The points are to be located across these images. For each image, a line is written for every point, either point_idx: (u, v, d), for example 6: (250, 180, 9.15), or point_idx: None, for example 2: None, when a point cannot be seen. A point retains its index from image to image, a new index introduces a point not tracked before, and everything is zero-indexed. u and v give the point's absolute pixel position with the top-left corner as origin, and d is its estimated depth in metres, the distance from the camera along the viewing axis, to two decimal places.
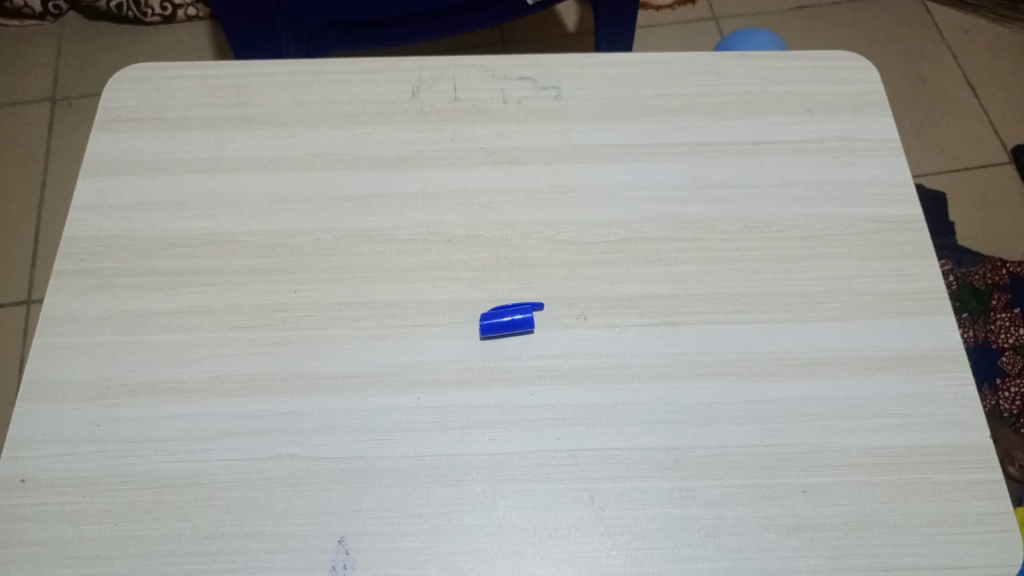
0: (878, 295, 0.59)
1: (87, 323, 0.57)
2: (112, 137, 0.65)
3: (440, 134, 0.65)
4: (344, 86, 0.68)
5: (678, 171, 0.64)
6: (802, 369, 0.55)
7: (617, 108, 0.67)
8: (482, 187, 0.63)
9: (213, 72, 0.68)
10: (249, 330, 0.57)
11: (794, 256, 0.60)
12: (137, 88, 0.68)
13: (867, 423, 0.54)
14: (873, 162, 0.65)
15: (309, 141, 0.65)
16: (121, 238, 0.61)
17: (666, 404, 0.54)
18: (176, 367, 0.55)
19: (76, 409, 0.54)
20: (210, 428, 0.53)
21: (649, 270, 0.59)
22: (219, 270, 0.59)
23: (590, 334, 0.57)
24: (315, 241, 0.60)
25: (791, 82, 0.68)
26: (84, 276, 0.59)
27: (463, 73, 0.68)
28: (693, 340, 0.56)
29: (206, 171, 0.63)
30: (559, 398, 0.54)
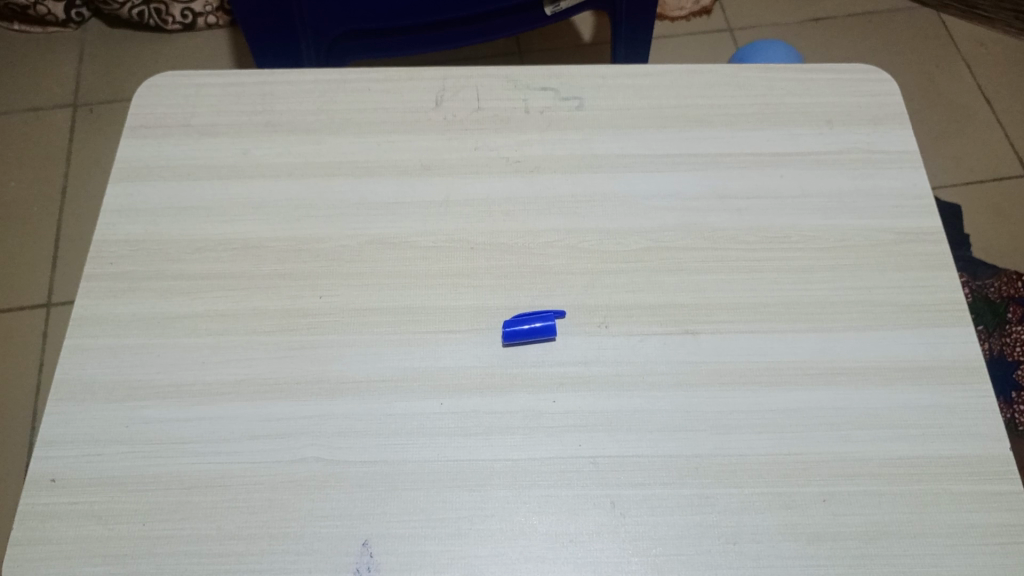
0: (897, 306, 0.59)
1: (116, 326, 0.58)
2: (141, 142, 0.66)
3: (463, 142, 0.66)
4: (368, 95, 0.69)
5: (698, 181, 0.64)
6: (821, 378, 0.56)
7: (638, 118, 0.67)
8: (504, 195, 0.63)
9: (240, 79, 0.70)
10: (276, 334, 0.58)
11: (814, 267, 0.60)
12: (165, 95, 0.69)
13: (887, 432, 0.54)
14: (892, 174, 0.65)
15: (334, 148, 0.66)
16: (149, 242, 0.62)
17: (686, 412, 0.55)
18: (203, 370, 0.56)
19: (105, 410, 0.55)
20: (236, 430, 0.54)
21: (670, 278, 0.60)
22: (245, 274, 0.60)
23: (611, 341, 0.57)
24: (339, 248, 0.61)
25: (812, 93, 0.69)
26: (114, 279, 0.60)
27: (486, 82, 0.69)
28: (713, 348, 0.57)
29: (232, 177, 0.65)
30: (581, 405, 0.55)
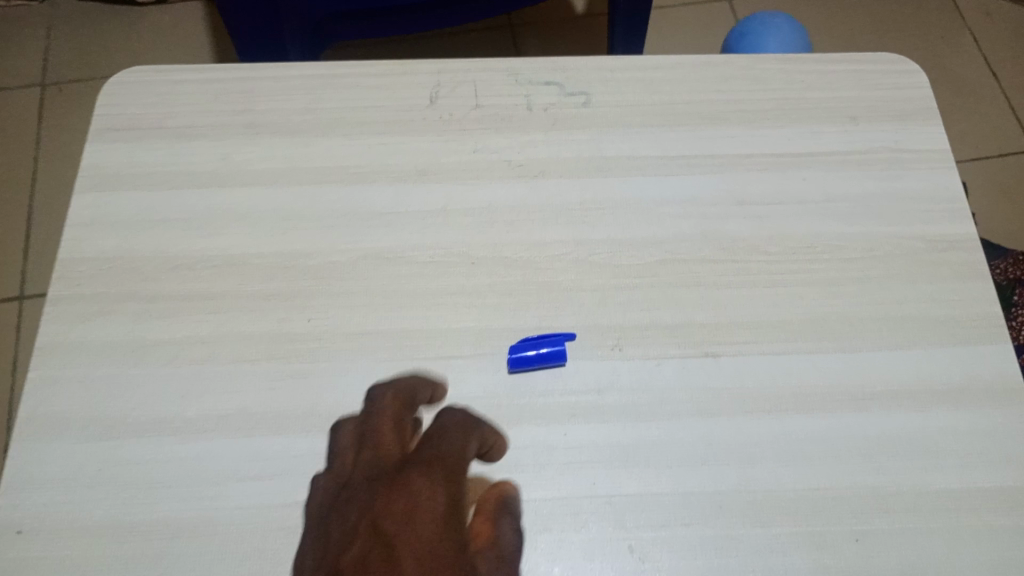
0: (931, 322, 0.55)
1: (87, 354, 0.53)
2: (109, 147, 0.61)
3: (461, 144, 0.61)
4: (357, 92, 0.63)
5: (716, 185, 0.59)
6: (852, 404, 0.52)
7: (650, 116, 0.62)
8: (506, 203, 0.59)
9: (216, 75, 0.64)
10: (262, 362, 0.53)
11: (842, 279, 0.56)
12: (135, 92, 0.63)
13: (923, 462, 0.50)
14: (922, 176, 0.60)
15: (320, 152, 0.61)
16: (120, 259, 0.57)
17: (708, 444, 0.51)
18: (184, 404, 0.52)
19: (77, 450, 0.50)
20: (222, 470, 0.50)
21: (688, 295, 0.55)
22: (227, 295, 0.55)
23: (625, 366, 0.53)
24: (329, 263, 0.56)
25: (835, 87, 0.64)
26: (83, 302, 0.55)
27: (485, 77, 0.64)
28: (735, 372, 0.53)
29: (210, 185, 0.59)
30: (595, 438, 0.51)
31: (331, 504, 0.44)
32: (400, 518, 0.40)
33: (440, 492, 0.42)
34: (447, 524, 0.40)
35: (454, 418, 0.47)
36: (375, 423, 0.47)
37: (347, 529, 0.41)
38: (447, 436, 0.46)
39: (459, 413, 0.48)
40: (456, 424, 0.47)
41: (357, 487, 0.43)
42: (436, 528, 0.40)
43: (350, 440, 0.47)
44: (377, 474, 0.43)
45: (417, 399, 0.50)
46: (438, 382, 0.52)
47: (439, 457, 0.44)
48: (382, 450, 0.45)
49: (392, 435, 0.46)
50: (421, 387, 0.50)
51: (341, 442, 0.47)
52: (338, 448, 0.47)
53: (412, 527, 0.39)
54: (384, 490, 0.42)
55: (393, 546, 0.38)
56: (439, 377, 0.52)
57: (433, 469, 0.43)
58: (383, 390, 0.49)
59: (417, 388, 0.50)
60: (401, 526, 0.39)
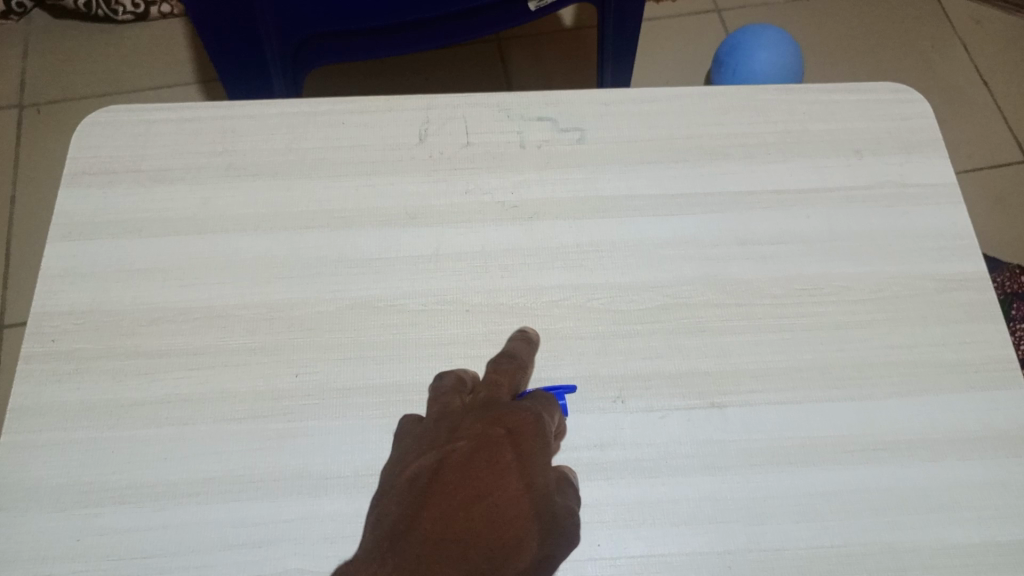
0: (942, 366, 0.53)
1: (62, 416, 0.51)
2: (84, 192, 0.58)
3: (452, 184, 0.59)
4: (343, 130, 0.61)
5: (717, 224, 0.57)
6: (864, 455, 0.50)
7: (648, 152, 0.60)
8: (501, 246, 0.56)
9: (196, 114, 0.61)
10: (248, 421, 0.51)
11: (849, 322, 0.54)
12: (110, 133, 0.60)
13: (938, 516, 0.49)
14: (928, 211, 0.59)
15: (306, 195, 0.58)
16: (97, 312, 0.54)
17: (716, 500, 0.49)
18: (166, 468, 0.49)
19: (53, 520, 0.48)
20: (207, 539, 0.47)
21: (691, 341, 0.53)
22: (210, 350, 0.53)
23: (628, 419, 0.51)
24: (317, 314, 0.54)
25: (837, 118, 0.62)
26: (58, 360, 0.52)
27: (476, 112, 0.62)
28: (742, 424, 0.51)
29: (191, 232, 0.57)
30: (598, 497, 0.48)
31: (424, 436, 0.46)
32: (491, 467, 0.43)
33: (533, 457, 0.45)
34: (535, 485, 0.43)
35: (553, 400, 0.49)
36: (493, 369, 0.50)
37: (443, 440, 0.45)
38: (546, 411, 0.48)
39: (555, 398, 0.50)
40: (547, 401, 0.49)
41: (464, 426, 0.45)
42: (519, 486, 0.43)
43: (458, 385, 0.49)
44: (484, 422, 0.46)
45: (524, 374, 0.51)
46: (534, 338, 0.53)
47: (531, 424, 0.46)
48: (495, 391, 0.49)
49: (499, 390, 0.49)
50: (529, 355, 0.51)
51: (449, 381, 0.49)
52: (444, 387, 0.49)
53: (501, 480, 0.42)
54: (490, 428, 0.45)
55: (481, 480, 0.42)
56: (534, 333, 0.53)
57: (524, 437, 0.45)
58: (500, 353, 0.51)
59: (519, 348, 0.51)
60: (492, 476, 0.42)
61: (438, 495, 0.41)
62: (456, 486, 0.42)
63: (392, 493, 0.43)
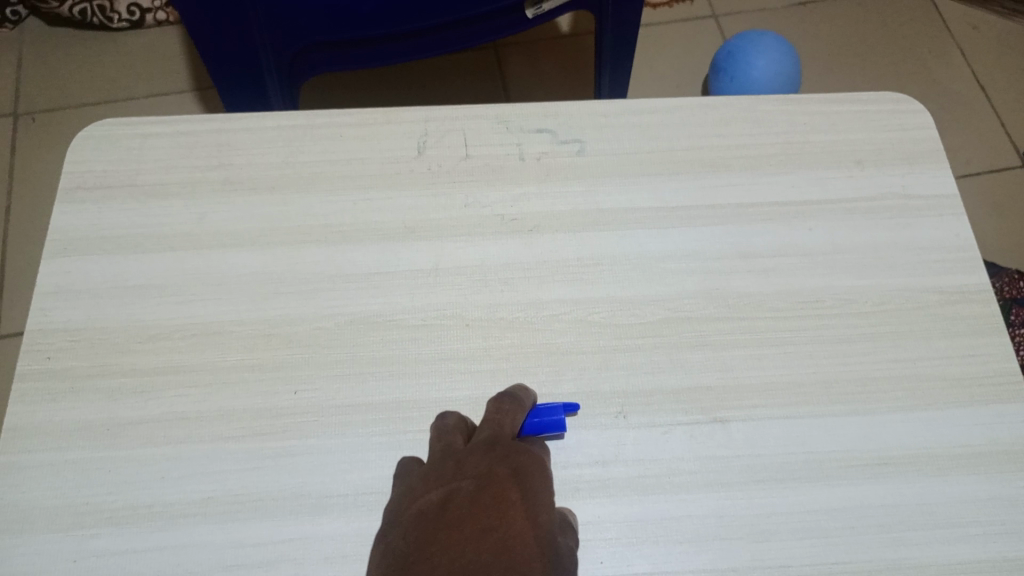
0: (946, 380, 0.53)
1: (57, 436, 0.50)
2: (78, 207, 0.57)
3: (451, 197, 0.58)
4: (340, 144, 0.60)
5: (718, 238, 0.57)
6: (868, 471, 0.50)
7: (647, 164, 0.60)
8: (500, 260, 0.56)
9: (192, 127, 0.61)
10: (245, 440, 0.50)
11: (852, 336, 0.54)
12: (105, 147, 0.60)
13: (944, 533, 0.48)
14: (931, 223, 0.59)
15: (304, 210, 0.58)
16: (92, 330, 0.53)
17: (720, 518, 0.48)
18: (162, 488, 0.49)
19: (48, 542, 0.47)
20: (205, 561, 0.47)
21: (694, 356, 0.53)
22: (207, 367, 0.52)
23: (630, 436, 0.50)
24: (316, 330, 0.53)
25: (838, 129, 0.62)
26: (53, 378, 0.52)
27: (475, 125, 0.61)
28: (746, 440, 0.50)
29: (187, 248, 0.56)
30: (601, 515, 0.48)
31: (427, 474, 0.45)
32: (494, 506, 0.43)
33: (537, 499, 0.44)
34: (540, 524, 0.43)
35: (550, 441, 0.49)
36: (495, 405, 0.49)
37: (448, 479, 0.44)
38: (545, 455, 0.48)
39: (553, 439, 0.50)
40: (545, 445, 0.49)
41: (469, 462, 0.45)
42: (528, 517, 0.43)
43: (461, 425, 0.49)
44: (489, 461, 0.46)
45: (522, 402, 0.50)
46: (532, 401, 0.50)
47: (533, 465, 0.46)
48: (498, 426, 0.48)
49: (503, 424, 0.48)
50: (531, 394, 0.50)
51: (451, 421, 0.49)
52: (446, 427, 0.48)
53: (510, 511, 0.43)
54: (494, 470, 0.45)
55: (487, 514, 0.42)
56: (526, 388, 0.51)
57: (527, 478, 0.45)
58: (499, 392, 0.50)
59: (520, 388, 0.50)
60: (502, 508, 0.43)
61: (445, 535, 0.41)
62: (462, 524, 0.41)
63: (397, 534, 0.42)
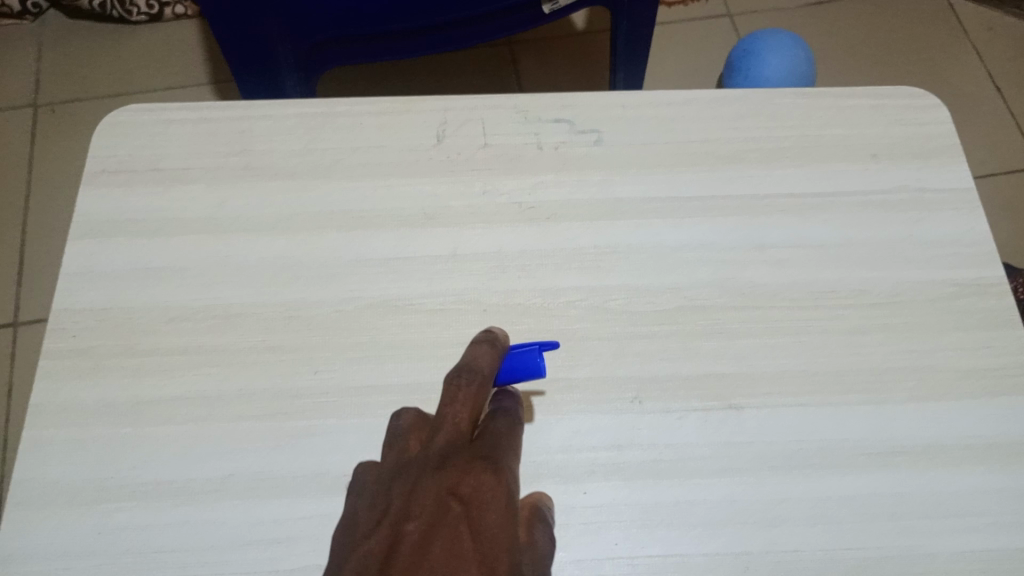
0: (958, 372, 0.53)
1: (81, 413, 0.51)
2: (103, 191, 0.58)
3: (469, 186, 0.59)
4: (360, 132, 0.61)
5: (734, 229, 0.58)
6: (880, 460, 0.50)
7: (663, 155, 0.60)
8: (517, 248, 0.57)
9: (214, 114, 0.62)
10: (265, 420, 0.51)
11: (866, 327, 0.54)
12: (129, 132, 0.61)
13: (955, 522, 0.49)
14: (945, 217, 0.59)
15: (324, 196, 0.58)
16: (116, 311, 0.54)
17: (732, 503, 0.49)
18: (183, 465, 0.49)
19: (72, 516, 0.48)
20: (225, 537, 0.47)
21: (708, 344, 0.53)
22: (228, 349, 0.53)
23: (644, 422, 0.51)
24: (335, 313, 0.54)
25: (853, 123, 0.62)
26: (77, 357, 0.53)
27: (493, 115, 0.62)
28: (759, 427, 0.51)
29: (209, 231, 0.57)
30: (615, 498, 0.49)
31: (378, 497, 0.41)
32: (442, 538, 0.37)
33: (494, 532, 0.38)
34: (509, 538, 0.38)
35: (512, 420, 0.46)
36: (451, 390, 0.45)
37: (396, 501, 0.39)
38: (509, 441, 0.45)
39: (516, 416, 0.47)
40: (508, 427, 0.46)
41: (420, 484, 0.40)
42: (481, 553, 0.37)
43: (417, 424, 0.45)
44: (442, 480, 0.40)
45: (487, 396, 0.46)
46: (501, 332, 0.51)
47: (490, 488, 0.40)
48: (456, 427, 0.44)
49: (461, 428, 0.44)
50: (491, 366, 0.47)
51: (405, 423, 0.45)
52: (400, 431, 0.44)
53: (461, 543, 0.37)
54: (447, 479, 0.40)
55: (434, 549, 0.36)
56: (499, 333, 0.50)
57: (483, 503, 0.39)
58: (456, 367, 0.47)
59: (479, 365, 0.47)
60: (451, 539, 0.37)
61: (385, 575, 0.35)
62: (406, 556, 0.36)
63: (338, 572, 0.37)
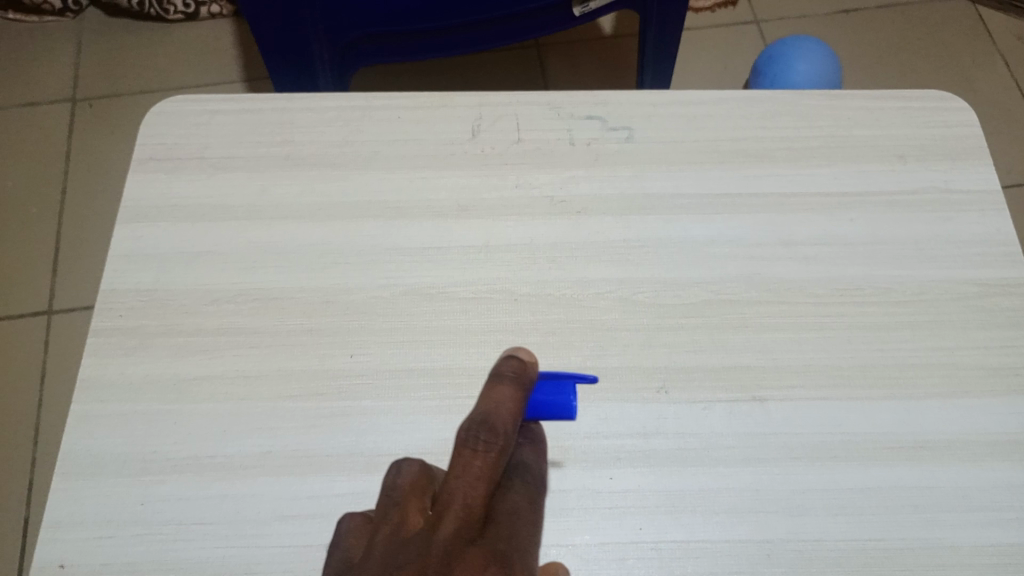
0: (983, 370, 0.54)
1: (127, 389, 0.53)
2: (150, 177, 0.61)
3: (503, 179, 0.61)
4: (398, 125, 0.63)
5: (762, 226, 0.59)
6: (903, 453, 0.51)
7: (693, 153, 0.62)
8: (548, 240, 0.58)
9: (257, 106, 0.64)
10: (303, 400, 0.53)
11: (891, 323, 0.55)
12: (175, 122, 0.63)
13: (977, 516, 0.49)
14: (972, 218, 0.60)
15: (362, 186, 0.60)
16: (161, 292, 0.56)
17: (756, 492, 0.50)
18: (223, 441, 0.51)
19: (117, 486, 0.50)
20: (262, 510, 0.49)
21: (734, 337, 0.55)
22: (268, 330, 0.55)
23: (671, 411, 0.52)
24: (371, 299, 0.56)
25: (881, 125, 0.63)
26: (123, 335, 0.55)
27: (527, 111, 0.64)
28: (783, 418, 0.52)
29: (251, 218, 0.59)
30: (640, 483, 0.50)
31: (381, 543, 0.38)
32: None
33: None
34: None
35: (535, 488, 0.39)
36: (463, 458, 0.35)
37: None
38: (528, 512, 0.37)
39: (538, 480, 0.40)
40: (530, 501, 0.38)
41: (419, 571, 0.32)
42: None
43: (417, 483, 0.37)
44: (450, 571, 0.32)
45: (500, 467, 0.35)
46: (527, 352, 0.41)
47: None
48: (465, 510, 0.34)
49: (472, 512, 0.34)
50: (515, 421, 0.37)
51: (403, 483, 0.37)
52: (399, 489, 0.37)
53: None
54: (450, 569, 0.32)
55: None
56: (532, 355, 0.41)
57: None
58: (471, 419, 0.36)
59: (498, 423, 0.36)
60: None
61: None
62: None
63: None
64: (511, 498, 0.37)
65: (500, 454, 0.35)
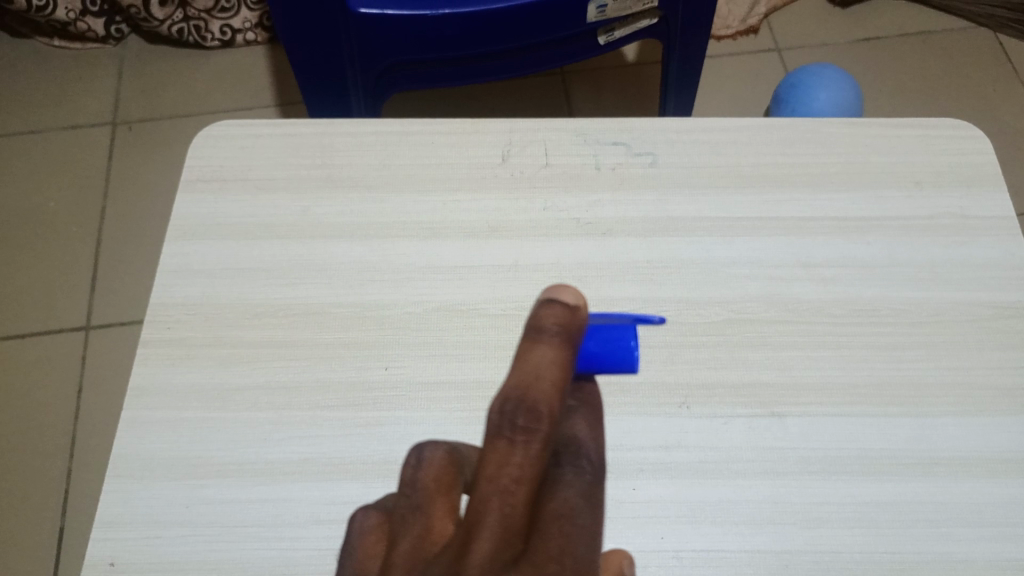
0: (998, 391, 0.56)
1: (174, 397, 0.56)
2: (197, 197, 0.64)
3: (531, 202, 0.63)
4: (432, 149, 0.66)
5: (781, 248, 0.61)
6: (919, 470, 0.52)
7: (714, 178, 0.64)
8: (575, 259, 0.61)
9: (298, 130, 0.67)
10: (341, 409, 0.55)
11: (907, 343, 0.57)
12: (221, 145, 0.66)
13: (992, 531, 0.51)
14: (988, 243, 0.61)
15: (397, 207, 0.63)
16: (207, 306, 0.59)
17: (774, 504, 0.51)
18: (265, 448, 0.54)
19: (164, 489, 0.53)
20: (300, 513, 0.51)
21: (753, 354, 0.57)
22: (307, 343, 0.58)
23: (692, 424, 0.54)
24: (406, 314, 0.59)
25: (899, 152, 0.65)
26: (171, 346, 0.58)
27: (554, 137, 0.67)
28: (801, 434, 0.54)
29: (292, 236, 0.62)
30: (662, 494, 0.51)
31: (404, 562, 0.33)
32: None
33: None
34: None
35: (583, 476, 0.36)
36: (500, 450, 0.33)
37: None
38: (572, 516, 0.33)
39: (588, 464, 0.38)
40: (581, 494, 0.35)
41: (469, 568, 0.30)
42: None
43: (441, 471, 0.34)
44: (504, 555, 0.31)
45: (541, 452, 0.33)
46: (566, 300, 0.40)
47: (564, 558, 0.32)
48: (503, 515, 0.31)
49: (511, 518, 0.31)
50: (555, 390, 0.35)
51: (426, 479, 0.34)
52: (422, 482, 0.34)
53: None
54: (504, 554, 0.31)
55: None
56: (576, 299, 0.40)
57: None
58: (510, 401, 0.34)
59: (538, 402, 0.34)
60: None
61: None
62: None
63: None
64: (559, 491, 0.35)
65: (544, 441, 0.33)
